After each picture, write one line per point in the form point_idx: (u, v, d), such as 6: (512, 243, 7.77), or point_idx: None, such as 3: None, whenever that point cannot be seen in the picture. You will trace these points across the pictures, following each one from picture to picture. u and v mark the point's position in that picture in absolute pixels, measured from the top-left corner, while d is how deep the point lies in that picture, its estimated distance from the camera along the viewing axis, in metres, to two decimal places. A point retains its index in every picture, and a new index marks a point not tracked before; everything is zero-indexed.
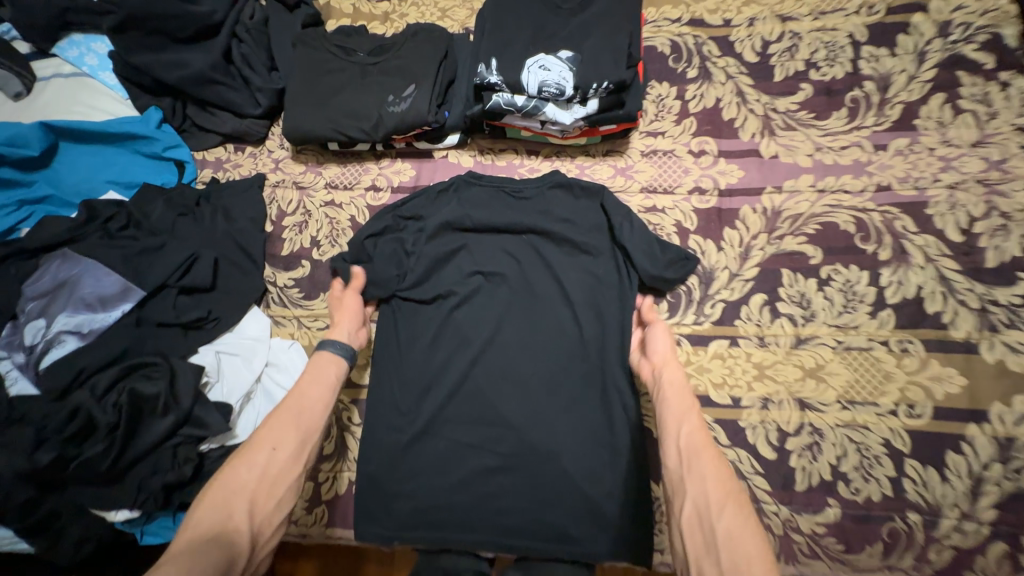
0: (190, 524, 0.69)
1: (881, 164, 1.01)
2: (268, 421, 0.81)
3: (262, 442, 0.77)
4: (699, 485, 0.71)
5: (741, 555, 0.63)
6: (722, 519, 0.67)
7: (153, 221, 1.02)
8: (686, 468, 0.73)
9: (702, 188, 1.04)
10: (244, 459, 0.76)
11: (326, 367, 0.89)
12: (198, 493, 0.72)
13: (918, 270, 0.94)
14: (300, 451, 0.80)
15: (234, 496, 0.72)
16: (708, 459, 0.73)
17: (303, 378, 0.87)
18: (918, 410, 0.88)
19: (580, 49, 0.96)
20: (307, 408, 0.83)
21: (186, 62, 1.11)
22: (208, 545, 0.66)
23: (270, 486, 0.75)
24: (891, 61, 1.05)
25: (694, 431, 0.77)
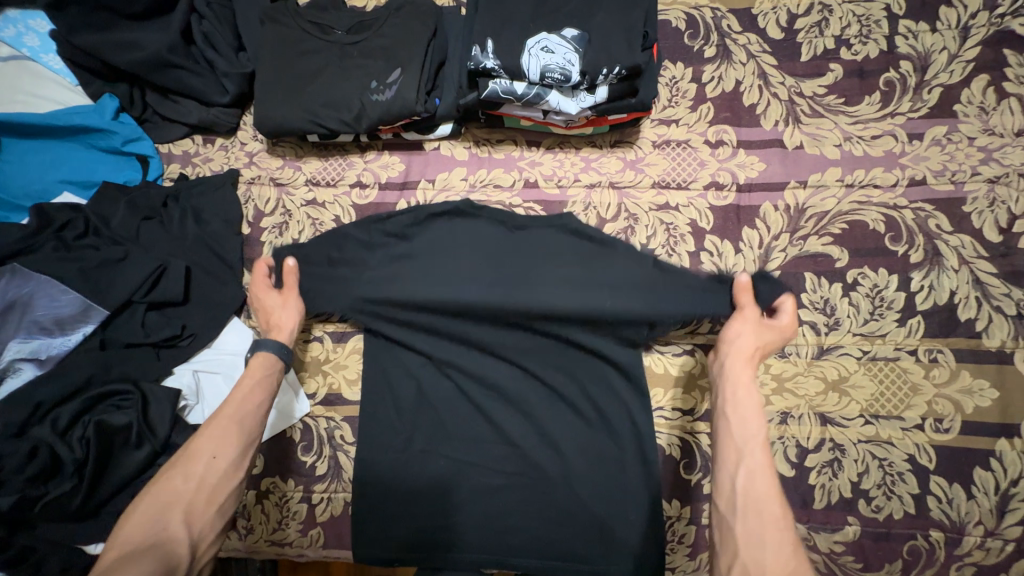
0: (122, 537, 0.65)
1: (916, 156, 0.92)
2: (206, 426, 0.75)
3: (195, 451, 0.72)
4: (755, 550, 0.65)
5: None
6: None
7: (114, 227, 0.92)
8: (742, 522, 0.67)
9: (719, 183, 0.95)
10: (180, 469, 0.71)
11: (261, 368, 0.82)
12: (128, 508, 0.68)
13: (952, 274, 0.88)
14: (241, 456, 0.74)
15: (169, 506, 0.68)
16: (769, 519, 0.66)
17: (243, 379, 0.80)
18: (945, 423, 0.84)
19: (588, 27, 0.85)
20: (247, 410, 0.77)
21: (140, 43, 0.98)
22: (135, 561, 0.61)
23: (208, 494, 0.70)
24: (931, 37, 0.95)
25: (760, 479, 0.70)
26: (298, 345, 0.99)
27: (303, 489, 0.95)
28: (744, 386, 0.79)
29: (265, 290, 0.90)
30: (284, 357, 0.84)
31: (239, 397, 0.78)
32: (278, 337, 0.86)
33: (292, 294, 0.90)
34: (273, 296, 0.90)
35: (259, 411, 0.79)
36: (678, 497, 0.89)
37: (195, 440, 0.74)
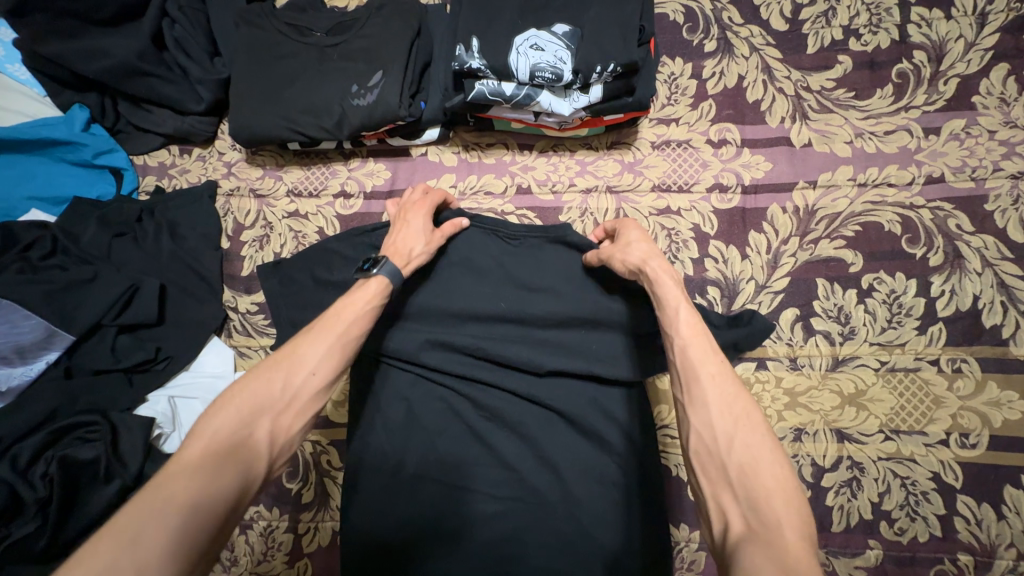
0: (203, 430, 0.51)
1: (932, 152, 0.86)
2: (314, 329, 0.60)
3: (297, 360, 0.57)
4: (702, 412, 0.52)
5: (762, 490, 0.47)
6: (733, 450, 0.49)
7: (85, 245, 0.88)
8: (684, 391, 0.54)
9: (723, 185, 0.90)
10: (276, 374, 0.56)
11: (370, 293, 0.65)
12: (221, 392, 0.54)
13: (974, 277, 0.82)
14: (337, 382, 0.60)
15: (258, 414, 0.54)
16: (711, 372, 0.54)
17: (356, 300, 0.64)
18: (972, 438, 0.78)
19: (581, 22, 0.79)
20: (355, 334, 0.61)
21: (107, 50, 0.92)
22: (207, 475, 0.48)
23: (297, 413, 0.56)
24: (946, 25, 0.89)
25: (692, 339, 0.56)
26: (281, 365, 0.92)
27: (290, 518, 0.90)
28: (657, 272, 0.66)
29: (417, 214, 0.80)
30: (396, 284, 0.69)
31: (347, 314, 0.62)
32: (398, 263, 0.72)
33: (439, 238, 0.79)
34: (421, 224, 0.79)
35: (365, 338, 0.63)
36: (685, 521, 0.85)
37: (295, 343, 0.59)
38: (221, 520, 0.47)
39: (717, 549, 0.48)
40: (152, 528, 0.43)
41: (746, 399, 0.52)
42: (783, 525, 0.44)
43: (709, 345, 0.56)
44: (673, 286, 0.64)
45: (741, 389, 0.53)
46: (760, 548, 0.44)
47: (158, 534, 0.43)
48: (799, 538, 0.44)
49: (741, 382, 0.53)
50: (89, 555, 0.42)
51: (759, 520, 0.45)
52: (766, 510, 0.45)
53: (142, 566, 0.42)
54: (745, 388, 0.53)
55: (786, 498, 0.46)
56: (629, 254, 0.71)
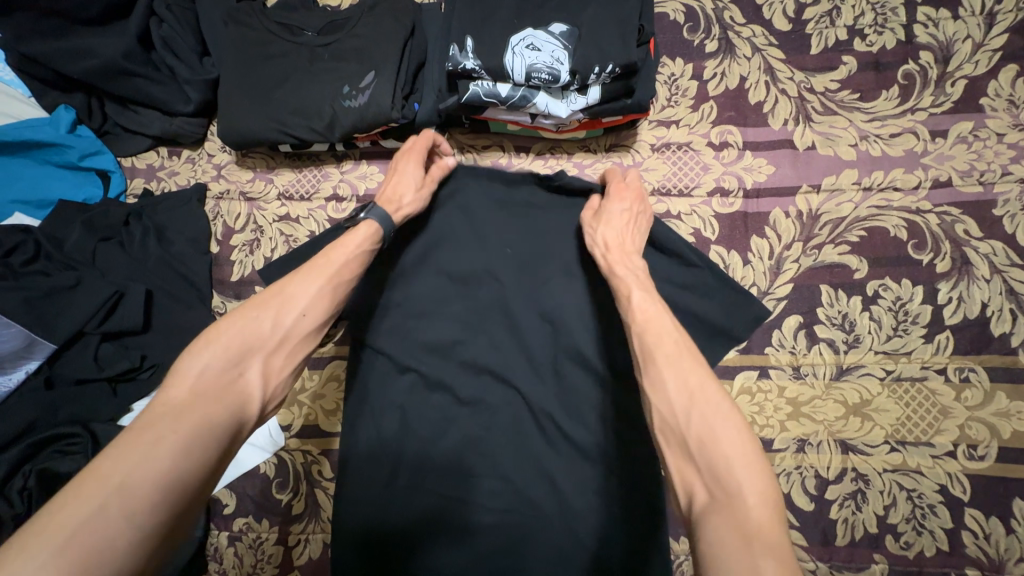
0: (186, 370, 0.51)
1: (939, 155, 0.84)
2: (302, 271, 0.62)
3: (287, 301, 0.59)
4: (660, 390, 0.53)
5: (720, 457, 0.47)
6: (690, 422, 0.50)
7: (69, 250, 0.85)
8: (641, 371, 0.55)
9: (724, 188, 0.88)
10: (264, 314, 0.57)
11: (361, 234, 0.67)
12: (204, 331, 0.54)
13: (983, 284, 0.80)
14: (326, 324, 0.62)
15: (248, 355, 0.54)
16: (664, 347, 0.55)
17: (347, 242, 0.65)
18: (981, 450, 0.76)
19: (578, 21, 0.77)
20: (346, 278, 0.63)
21: (92, 49, 0.90)
22: (202, 409, 0.48)
23: (288, 353, 0.57)
24: (954, 25, 0.87)
25: (646, 323, 0.58)
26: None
27: (279, 530, 0.88)
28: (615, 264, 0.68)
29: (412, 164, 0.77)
30: (386, 230, 0.68)
31: (340, 257, 0.64)
32: (388, 209, 0.71)
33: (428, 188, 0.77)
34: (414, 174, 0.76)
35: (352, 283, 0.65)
36: (686, 534, 0.84)
37: (281, 287, 0.60)
38: (221, 451, 0.48)
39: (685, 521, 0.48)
40: (152, 457, 0.44)
41: (699, 370, 0.53)
42: (744, 491, 0.45)
43: (663, 326, 0.58)
44: (634, 273, 0.65)
45: (695, 362, 0.54)
46: (724, 517, 0.44)
47: (150, 472, 0.43)
48: (759, 501, 0.44)
49: (697, 355, 0.54)
50: (79, 494, 0.41)
51: (720, 487, 0.46)
52: (726, 476, 0.46)
53: (135, 508, 0.41)
54: (701, 360, 0.54)
55: (746, 464, 0.46)
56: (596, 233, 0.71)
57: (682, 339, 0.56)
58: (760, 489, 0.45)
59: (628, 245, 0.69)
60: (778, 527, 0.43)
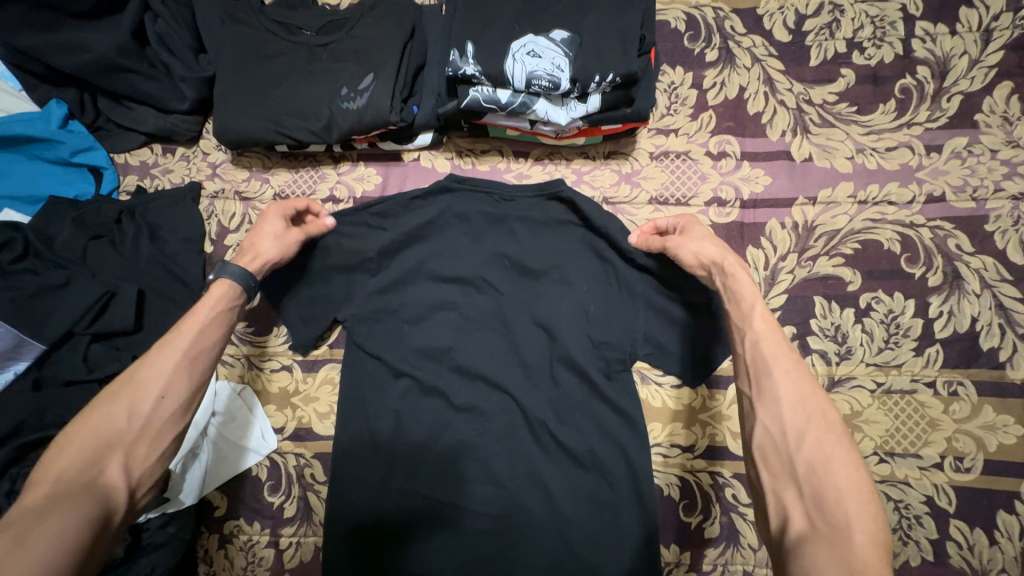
0: (48, 474, 0.54)
1: (934, 170, 0.85)
2: (154, 352, 0.63)
3: (141, 386, 0.60)
4: (773, 408, 0.56)
5: (830, 487, 0.51)
6: (803, 447, 0.53)
7: (58, 248, 0.84)
8: (754, 385, 0.58)
9: (721, 199, 0.88)
10: (122, 403, 0.59)
11: (213, 303, 0.68)
12: (57, 438, 0.57)
13: (973, 299, 0.81)
14: (194, 401, 0.63)
15: (107, 450, 0.56)
16: (783, 371, 0.57)
17: (196, 314, 0.66)
18: (967, 463, 0.78)
19: (580, 29, 0.77)
20: (203, 351, 0.65)
21: (86, 44, 0.89)
22: (61, 509, 0.51)
23: (153, 440, 0.59)
24: (951, 40, 0.87)
25: (765, 335, 0.60)
26: (243, 367, 0.92)
27: (271, 532, 0.87)
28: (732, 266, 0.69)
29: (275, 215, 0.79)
30: (242, 285, 0.72)
31: (192, 333, 0.64)
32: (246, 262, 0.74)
33: (295, 235, 0.79)
34: (277, 223, 0.78)
35: (215, 353, 0.66)
36: (677, 541, 0.82)
37: (137, 369, 0.61)
38: (85, 544, 0.50)
39: (773, 539, 0.53)
40: (11, 566, 0.46)
41: (819, 395, 0.56)
42: (853, 526, 0.49)
43: (781, 339, 0.60)
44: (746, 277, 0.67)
45: (814, 386, 0.56)
46: (824, 549, 0.48)
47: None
48: (867, 538, 0.48)
49: (814, 378, 0.57)
50: None
51: (827, 521, 0.50)
52: (833, 504, 0.50)
53: None
54: (819, 384, 0.57)
55: (857, 500, 0.50)
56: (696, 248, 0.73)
57: (800, 359, 0.59)
58: (869, 527, 0.49)
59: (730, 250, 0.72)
60: (882, 567, 0.47)
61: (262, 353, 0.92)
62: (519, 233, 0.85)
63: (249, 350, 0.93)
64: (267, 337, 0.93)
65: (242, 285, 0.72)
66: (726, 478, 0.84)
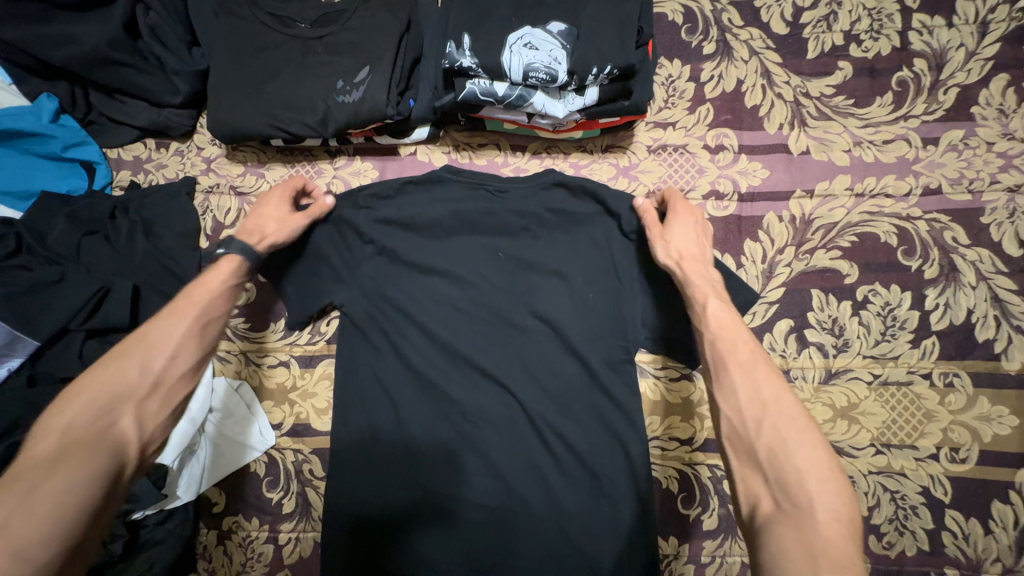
0: (53, 427, 0.52)
1: (931, 162, 0.85)
2: (166, 315, 0.63)
3: (154, 346, 0.60)
4: (731, 400, 0.57)
5: (791, 470, 0.51)
6: (761, 434, 0.54)
7: (52, 244, 0.83)
8: (713, 379, 0.60)
9: (719, 192, 0.88)
10: (133, 359, 0.58)
11: (223, 274, 0.69)
12: (64, 389, 0.55)
13: (969, 291, 0.81)
14: (204, 362, 0.64)
15: (120, 404, 0.56)
16: (737, 361, 0.59)
17: (208, 284, 0.67)
18: (962, 453, 0.78)
19: (577, 21, 0.76)
20: (214, 316, 0.66)
21: (77, 37, 0.88)
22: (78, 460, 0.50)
23: (165, 397, 0.59)
24: (948, 32, 0.87)
25: (720, 331, 0.63)
26: (240, 364, 0.92)
27: (269, 528, 0.87)
28: (691, 267, 0.72)
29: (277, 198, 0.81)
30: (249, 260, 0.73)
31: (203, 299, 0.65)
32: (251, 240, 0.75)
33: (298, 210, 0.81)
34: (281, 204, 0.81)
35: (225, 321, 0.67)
36: (675, 534, 0.83)
37: (149, 328, 0.61)
38: (101, 496, 0.51)
39: (746, 529, 0.53)
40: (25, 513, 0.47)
41: (773, 382, 0.57)
42: (815, 505, 0.49)
43: (736, 335, 0.62)
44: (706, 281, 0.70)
45: (769, 374, 0.58)
46: (789, 529, 0.48)
47: (30, 524, 0.47)
48: (831, 517, 0.48)
49: (770, 365, 0.59)
50: None
51: (790, 502, 0.50)
52: (795, 487, 0.50)
53: (16, 553, 0.45)
54: (774, 371, 0.58)
55: (821, 480, 0.50)
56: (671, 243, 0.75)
57: (757, 351, 0.61)
58: (832, 506, 0.48)
59: (699, 252, 0.74)
60: (849, 546, 0.46)
61: (259, 349, 0.92)
62: (518, 227, 0.84)
63: (247, 345, 0.92)
64: (263, 332, 0.92)
65: (249, 260, 0.73)
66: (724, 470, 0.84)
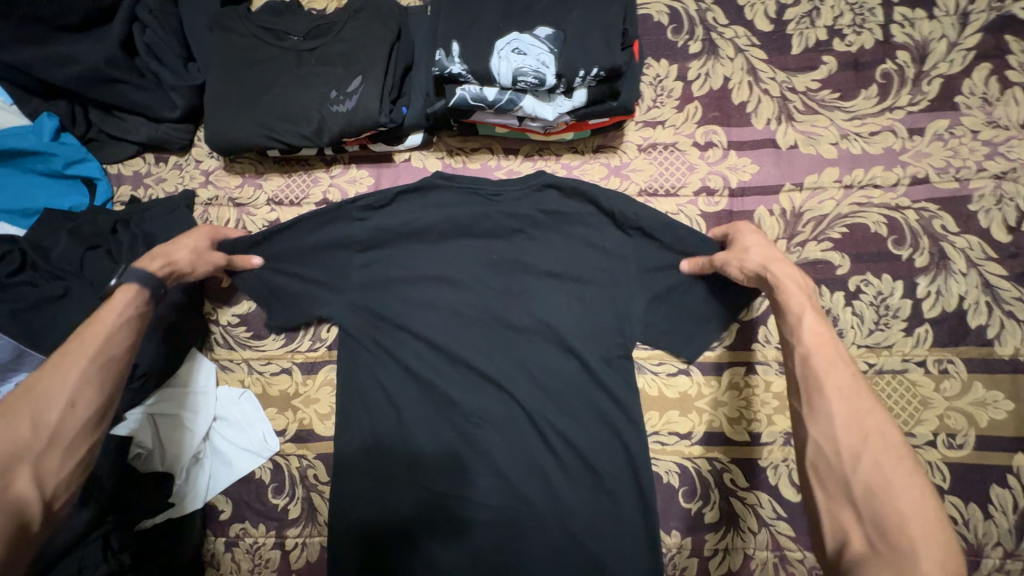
0: None
1: (917, 152, 0.86)
2: (55, 363, 0.63)
3: (43, 398, 0.60)
4: (825, 426, 0.56)
5: (890, 508, 0.50)
6: (859, 466, 0.53)
7: (55, 260, 0.85)
8: (805, 401, 0.59)
9: (709, 188, 0.89)
10: (25, 415, 0.59)
11: (120, 307, 0.69)
12: None
13: (960, 278, 0.82)
14: (107, 406, 0.64)
15: (14, 463, 0.56)
16: (833, 389, 0.58)
17: (102, 321, 0.66)
18: (959, 439, 0.79)
19: (564, 25, 0.78)
20: (112, 355, 0.65)
21: (76, 57, 0.90)
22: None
23: (64, 447, 0.60)
24: (929, 24, 0.89)
25: (815, 351, 0.61)
26: (243, 372, 0.93)
27: (276, 533, 0.88)
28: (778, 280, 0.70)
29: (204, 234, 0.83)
30: (148, 288, 0.72)
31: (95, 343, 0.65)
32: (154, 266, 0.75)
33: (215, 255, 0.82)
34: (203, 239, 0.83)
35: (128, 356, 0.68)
36: (678, 527, 0.83)
37: (41, 380, 0.62)
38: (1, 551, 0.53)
39: (830, 557, 0.53)
40: None
41: (877, 415, 0.55)
42: (916, 551, 0.48)
43: (833, 354, 0.60)
44: (796, 291, 0.67)
45: (871, 406, 0.56)
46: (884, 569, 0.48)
47: None
48: (935, 565, 0.47)
49: (872, 396, 0.57)
50: None
51: (887, 542, 0.49)
52: (894, 524, 0.49)
53: None
54: (876, 402, 0.57)
55: (922, 525, 0.49)
56: (748, 258, 0.74)
57: (853, 373, 0.59)
58: (937, 557, 0.47)
59: (782, 258, 0.73)
60: None
61: (261, 356, 0.93)
62: (512, 227, 0.86)
63: (250, 353, 0.93)
64: (265, 340, 0.93)
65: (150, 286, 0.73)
66: (724, 462, 0.85)
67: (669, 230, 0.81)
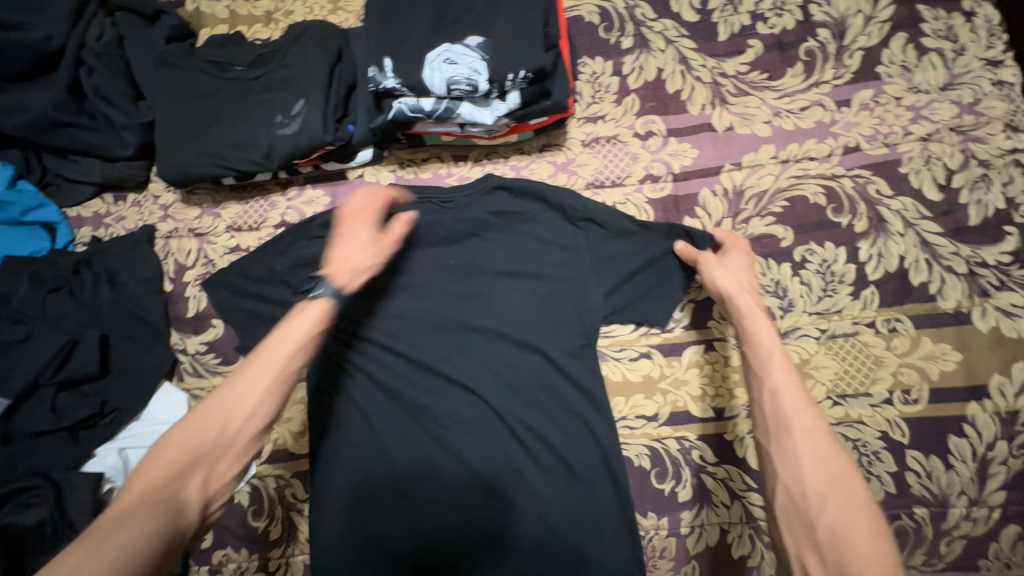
0: (143, 481, 0.54)
1: (846, 123, 0.90)
2: (248, 370, 0.60)
3: (235, 403, 0.58)
4: (792, 466, 0.59)
5: (851, 556, 0.52)
6: (823, 510, 0.55)
7: (17, 304, 0.86)
8: (773, 440, 0.62)
9: (653, 175, 0.92)
10: (214, 415, 0.58)
11: (308, 322, 0.64)
12: (159, 440, 0.57)
13: (898, 238, 0.85)
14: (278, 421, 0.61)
15: (195, 464, 0.55)
16: (799, 429, 0.61)
17: (296, 336, 0.63)
18: (913, 394, 0.81)
19: (492, 32, 0.80)
20: (292, 372, 0.62)
21: (26, 105, 0.92)
22: (146, 513, 0.51)
23: (235, 457, 0.58)
24: (845, 2, 0.93)
25: (783, 388, 0.64)
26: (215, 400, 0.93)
27: (259, 556, 0.88)
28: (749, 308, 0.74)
29: (364, 222, 0.76)
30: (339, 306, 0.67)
31: (281, 355, 0.61)
32: (343, 279, 0.68)
33: (388, 240, 0.76)
34: (366, 231, 0.75)
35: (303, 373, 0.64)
36: (653, 509, 0.85)
37: (231, 381, 0.60)
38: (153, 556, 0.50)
39: None
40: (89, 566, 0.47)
41: (839, 457, 0.58)
42: None
43: (800, 394, 0.64)
44: (764, 326, 0.71)
45: (834, 448, 0.59)
46: None
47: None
48: None
49: (834, 438, 0.60)
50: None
51: None
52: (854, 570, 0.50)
53: None
54: (837, 444, 0.59)
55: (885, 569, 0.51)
56: (718, 281, 0.77)
57: (819, 413, 0.62)
58: None
59: (752, 292, 0.76)
60: None
61: None
62: (465, 230, 0.88)
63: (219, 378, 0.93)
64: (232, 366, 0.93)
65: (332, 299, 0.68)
66: (693, 440, 0.86)
67: (615, 219, 0.84)
